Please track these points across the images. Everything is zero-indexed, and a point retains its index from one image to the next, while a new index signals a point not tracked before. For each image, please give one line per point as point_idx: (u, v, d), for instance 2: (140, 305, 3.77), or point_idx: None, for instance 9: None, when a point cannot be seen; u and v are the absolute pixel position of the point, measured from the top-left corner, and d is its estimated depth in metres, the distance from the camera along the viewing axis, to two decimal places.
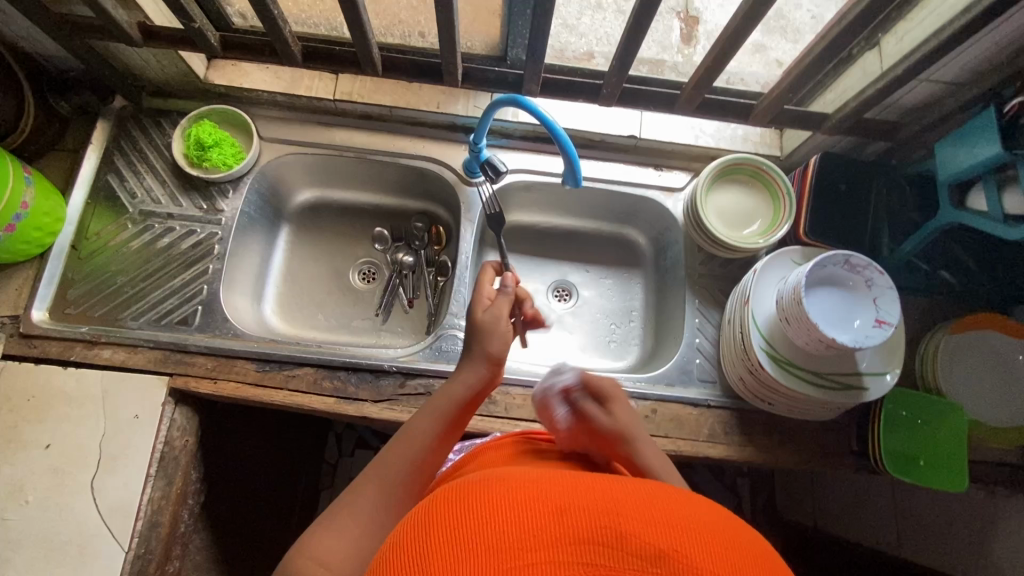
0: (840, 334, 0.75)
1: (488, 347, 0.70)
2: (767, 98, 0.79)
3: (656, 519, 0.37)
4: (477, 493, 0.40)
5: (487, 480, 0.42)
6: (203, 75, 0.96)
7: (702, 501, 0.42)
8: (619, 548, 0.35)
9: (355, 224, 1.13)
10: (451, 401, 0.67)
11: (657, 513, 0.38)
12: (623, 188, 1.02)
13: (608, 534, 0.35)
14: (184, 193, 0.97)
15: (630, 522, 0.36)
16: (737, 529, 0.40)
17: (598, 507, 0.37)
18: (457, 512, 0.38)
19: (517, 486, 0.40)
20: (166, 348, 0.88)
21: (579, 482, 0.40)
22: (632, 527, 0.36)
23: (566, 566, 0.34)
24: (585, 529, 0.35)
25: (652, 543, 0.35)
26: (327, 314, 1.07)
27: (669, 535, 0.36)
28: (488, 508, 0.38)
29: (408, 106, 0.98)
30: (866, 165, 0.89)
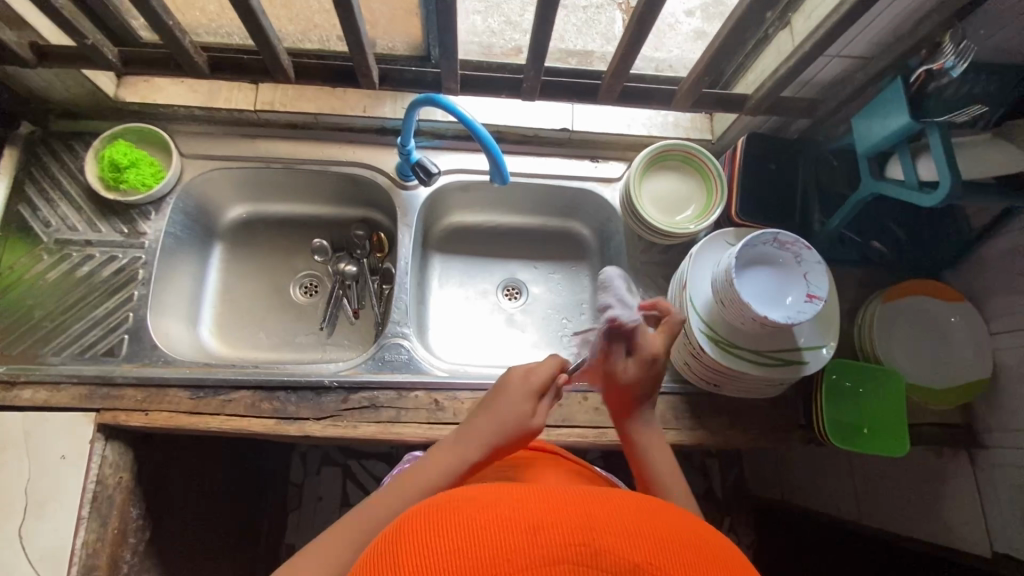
0: (773, 312, 0.75)
1: (492, 435, 0.63)
2: (687, 80, 0.79)
3: (631, 530, 0.36)
4: (443, 518, 0.37)
5: (450, 500, 0.40)
6: (113, 94, 0.92)
7: (669, 504, 0.42)
8: (593, 566, 0.34)
9: (293, 237, 1.10)
10: (435, 476, 0.60)
11: (630, 522, 0.37)
12: (559, 182, 1.02)
13: (583, 551, 0.34)
14: (103, 218, 0.92)
15: (606, 535, 0.36)
16: (703, 528, 0.41)
17: (571, 520, 0.36)
18: (429, 536, 0.36)
19: (486, 505, 0.38)
20: (91, 383, 0.83)
21: (552, 493, 0.39)
22: (608, 542, 0.35)
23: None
24: (562, 547, 0.34)
25: (626, 557, 0.34)
26: (269, 332, 1.04)
27: (643, 546, 0.35)
28: (458, 535, 0.36)
29: (334, 112, 0.96)
30: (791, 143, 0.92)
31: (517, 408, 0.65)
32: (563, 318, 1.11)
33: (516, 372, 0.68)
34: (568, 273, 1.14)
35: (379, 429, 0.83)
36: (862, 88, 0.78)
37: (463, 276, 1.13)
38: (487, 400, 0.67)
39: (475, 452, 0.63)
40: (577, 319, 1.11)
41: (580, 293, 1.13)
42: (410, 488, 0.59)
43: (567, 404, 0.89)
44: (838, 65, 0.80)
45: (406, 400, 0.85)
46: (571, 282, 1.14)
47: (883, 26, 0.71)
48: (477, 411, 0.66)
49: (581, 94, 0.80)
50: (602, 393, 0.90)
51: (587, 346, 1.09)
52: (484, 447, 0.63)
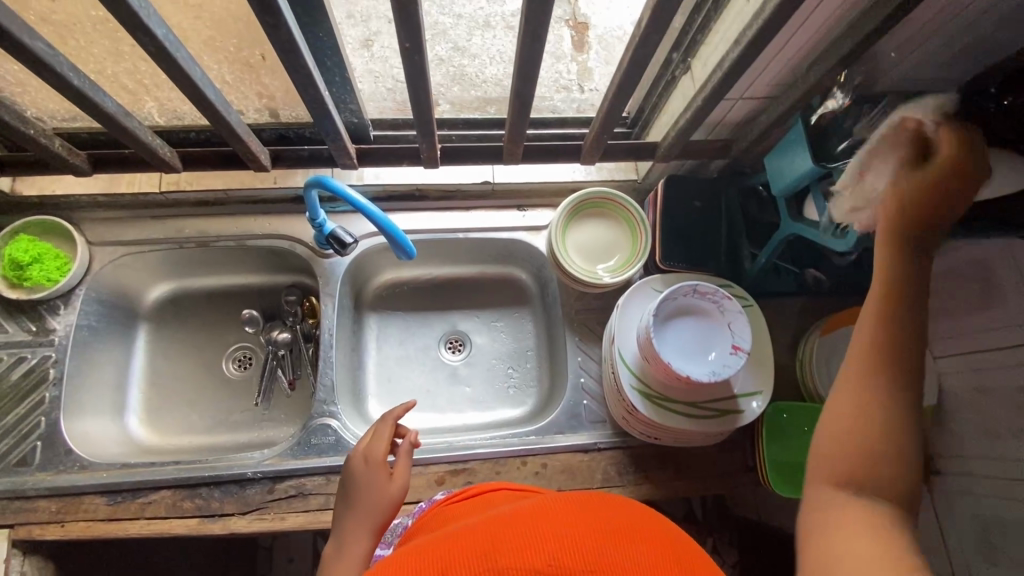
0: (697, 369, 0.73)
1: (371, 513, 0.67)
2: (590, 135, 0.76)
3: (530, 543, 0.42)
4: None
5: (377, 568, 0.46)
6: (9, 189, 0.90)
7: (574, 505, 0.49)
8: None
9: (223, 310, 1.06)
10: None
11: (528, 537, 0.43)
12: (485, 235, 0.99)
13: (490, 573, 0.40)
14: (11, 319, 0.89)
15: (506, 554, 0.42)
16: (607, 520, 0.47)
17: (480, 549, 0.43)
18: None
19: (412, 560, 0.44)
20: (3, 498, 0.80)
21: (461, 539, 0.45)
22: (508, 558, 0.41)
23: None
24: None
25: (527, 566, 0.40)
26: (201, 413, 1.01)
27: (542, 553, 0.41)
28: None
29: (243, 187, 0.93)
30: (714, 181, 0.90)
31: (383, 486, 0.71)
32: (508, 368, 1.08)
33: (358, 458, 0.73)
34: (510, 320, 1.11)
35: (306, 519, 0.80)
36: (769, 129, 0.75)
37: (403, 332, 1.09)
38: (346, 502, 0.70)
39: (360, 542, 0.64)
40: (522, 367, 1.08)
41: (524, 340, 1.10)
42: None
43: (505, 470, 0.86)
44: (744, 105, 0.77)
45: (335, 484, 0.82)
46: (514, 329, 1.11)
47: (777, 71, 0.69)
48: (347, 506, 0.70)
49: None
50: (541, 455, 0.87)
51: (534, 396, 1.06)
52: (368, 531, 0.66)
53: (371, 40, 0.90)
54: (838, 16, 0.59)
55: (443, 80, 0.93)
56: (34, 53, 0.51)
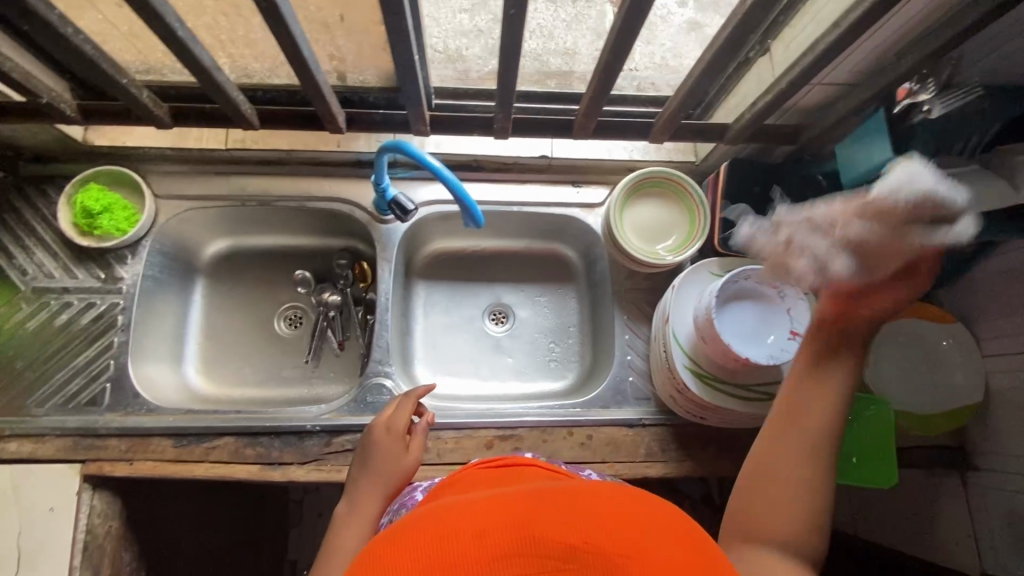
0: (755, 352, 0.74)
1: (386, 479, 0.73)
2: (664, 114, 0.76)
3: (569, 518, 0.40)
4: (399, 539, 0.41)
5: (407, 522, 0.44)
6: (82, 138, 0.91)
7: (615, 486, 0.45)
8: (534, 553, 0.38)
9: (275, 269, 1.08)
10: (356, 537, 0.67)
11: (567, 512, 0.40)
12: (540, 210, 0.99)
13: (524, 543, 0.38)
14: (80, 264, 0.92)
15: (542, 526, 0.39)
16: (646, 503, 0.44)
17: (514, 517, 0.40)
18: (382, 556, 0.40)
19: (438, 519, 0.42)
20: (75, 434, 0.84)
21: (497, 503, 0.43)
22: (544, 530, 0.39)
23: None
24: (503, 544, 0.38)
25: (562, 540, 0.38)
26: (254, 367, 1.04)
27: (579, 529, 0.39)
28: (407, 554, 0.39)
29: (308, 148, 0.95)
30: (775, 165, 0.88)
31: (399, 459, 0.76)
32: (550, 342, 1.10)
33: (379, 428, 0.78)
34: (554, 296, 1.12)
35: None
36: (846, 117, 0.75)
37: (448, 302, 1.11)
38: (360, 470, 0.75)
39: (374, 503, 0.71)
40: (564, 343, 1.10)
41: (567, 316, 1.11)
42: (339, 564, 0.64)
43: (551, 439, 0.88)
44: (819, 91, 0.76)
45: None
46: (558, 305, 1.12)
47: (865, 56, 0.68)
48: (362, 467, 0.75)
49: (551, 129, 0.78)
50: (587, 427, 0.90)
51: (575, 370, 1.08)
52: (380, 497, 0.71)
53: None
54: (942, 3, 0.58)
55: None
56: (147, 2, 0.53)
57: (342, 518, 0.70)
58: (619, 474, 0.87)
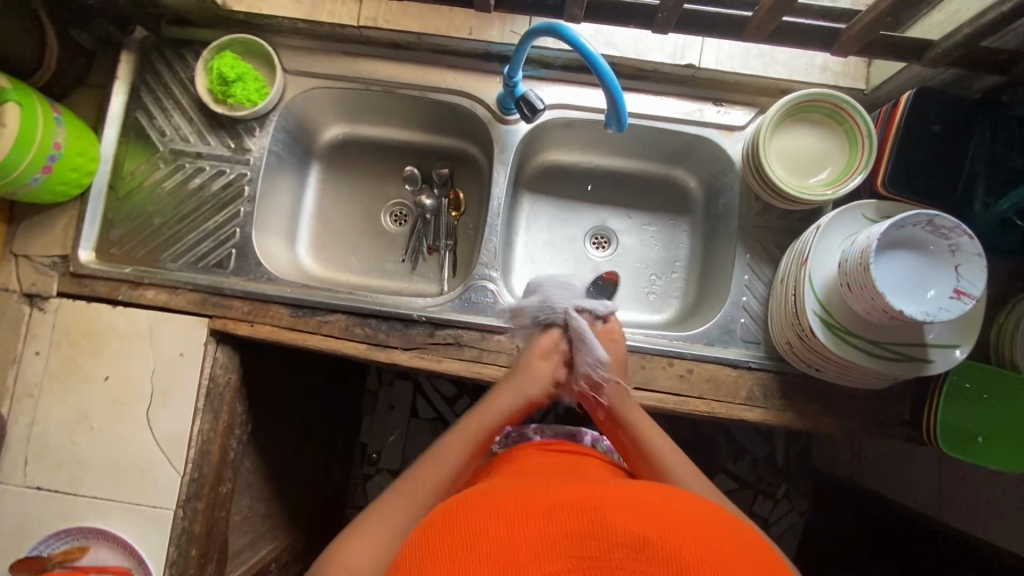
0: (909, 306, 0.67)
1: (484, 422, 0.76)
2: (860, 23, 0.65)
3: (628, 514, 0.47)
4: (469, 518, 0.49)
5: (473, 503, 0.52)
6: (220, 1, 0.90)
7: (656, 487, 0.53)
8: (589, 521, 0.46)
9: (385, 162, 1.08)
10: (478, 426, 0.75)
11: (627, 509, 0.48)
12: (672, 127, 0.91)
13: (578, 510, 0.47)
14: (212, 132, 0.94)
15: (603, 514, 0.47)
16: (683, 499, 0.52)
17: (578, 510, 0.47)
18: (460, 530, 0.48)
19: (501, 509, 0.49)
20: (204, 291, 0.89)
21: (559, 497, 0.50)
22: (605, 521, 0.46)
23: (548, 535, 0.45)
24: (568, 527, 0.46)
25: (617, 521, 0.46)
26: (359, 256, 1.06)
27: (630, 514, 0.47)
28: (481, 525, 0.48)
29: (438, 33, 0.90)
30: (969, 104, 0.76)
31: (538, 369, 0.81)
32: (652, 274, 1.05)
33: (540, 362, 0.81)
34: (663, 226, 1.06)
35: (461, 367, 0.85)
36: None
37: (552, 219, 1.08)
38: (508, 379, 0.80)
39: (505, 403, 0.78)
40: (667, 277, 1.04)
41: (673, 250, 1.05)
42: (459, 443, 0.72)
43: (650, 366, 0.86)
44: None
45: (489, 342, 0.86)
46: (667, 237, 1.06)
47: None
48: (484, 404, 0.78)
49: (722, 28, 0.69)
50: (688, 360, 0.86)
51: (674, 307, 1.02)
52: (517, 404, 0.78)
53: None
54: None
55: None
56: None
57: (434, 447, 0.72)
58: (716, 412, 0.84)
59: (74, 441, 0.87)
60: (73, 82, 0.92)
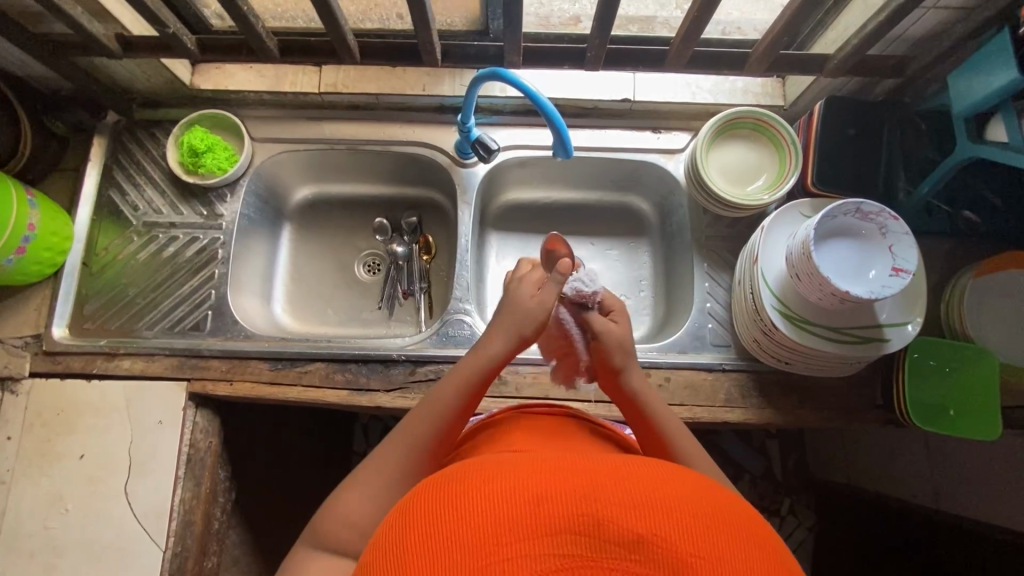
0: (854, 287, 0.71)
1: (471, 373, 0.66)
2: (762, 44, 0.75)
3: (637, 502, 0.36)
4: (447, 494, 0.39)
5: (456, 474, 0.42)
6: (189, 81, 0.97)
7: (681, 468, 0.42)
8: (596, 536, 0.34)
9: (355, 217, 1.13)
10: (474, 369, 0.66)
11: (638, 494, 0.37)
12: (618, 155, 0.99)
13: (585, 522, 0.35)
14: (185, 202, 0.98)
15: (606, 504, 0.36)
16: (718, 496, 0.40)
17: (576, 491, 0.37)
18: (433, 508, 0.38)
19: (485, 484, 0.39)
20: (182, 354, 0.90)
21: (559, 468, 0.39)
22: (610, 510, 0.35)
23: (543, 557, 0.34)
24: (563, 518, 0.35)
25: (631, 529, 0.34)
26: (335, 308, 1.08)
27: (651, 518, 0.35)
28: (457, 507, 0.37)
29: (395, 92, 0.97)
30: (875, 106, 0.86)
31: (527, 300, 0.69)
32: (621, 295, 1.09)
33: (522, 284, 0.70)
34: (625, 249, 1.11)
35: None
36: (961, 42, 0.72)
37: (520, 253, 1.12)
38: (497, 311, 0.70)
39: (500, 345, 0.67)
40: (635, 296, 1.08)
41: (637, 270, 1.10)
42: (453, 389, 0.65)
43: None
44: (931, 17, 0.73)
45: None
46: (629, 258, 1.11)
47: None
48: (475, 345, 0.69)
49: (644, 62, 0.80)
50: (665, 369, 0.89)
51: (647, 323, 1.06)
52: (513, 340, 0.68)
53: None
54: None
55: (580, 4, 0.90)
56: None
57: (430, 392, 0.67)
58: (699, 417, 0.86)
59: (47, 526, 0.83)
60: (46, 168, 0.95)
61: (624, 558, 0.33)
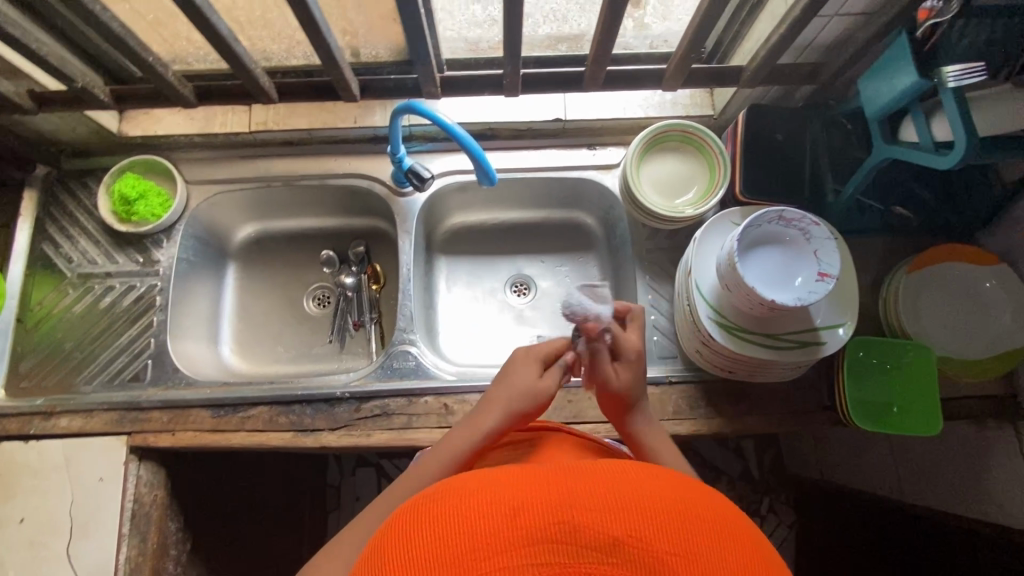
0: (782, 296, 0.72)
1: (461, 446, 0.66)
2: (676, 58, 0.76)
3: (610, 504, 0.37)
4: (426, 515, 0.39)
5: (436, 493, 0.42)
6: (117, 130, 0.97)
7: (657, 468, 0.43)
8: (574, 543, 0.35)
9: (302, 251, 1.11)
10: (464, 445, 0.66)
11: (612, 496, 0.38)
12: (557, 173, 0.99)
13: (562, 530, 0.35)
14: (120, 250, 0.97)
15: (582, 510, 0.36)
16: (693, 489, 0.41)
17: (552, 498, 0.37)
18: (414, 532, 0.38)
19: (464, 499, 0.39)
20: (121, 408, 0.88)
21: (534, 478, 0.40)
22: (586, 516, 0.36)
23: (520, 568, 0.34)
24: (541, 529, 0.36)
25: (605, 532, 0.35)
26: (286, 345, 1.07)
27: (624, 519, 0.36)
28: (437, 526, 0.38)
29: (326, 126, 0.98)
30: (796, 111, 0.87)
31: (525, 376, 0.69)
32: None
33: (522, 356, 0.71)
34: (575, 265, 1.11)
35: (390, 436, 0.84)
36: (866, 48, 0.73)
37: (469, 277, 1.11)
38: (500, 374, 0.71)
39: (492, 418, 0.67)
40: None
41: (588, 284, 1.10)
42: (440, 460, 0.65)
43: (576, 398, 0.88)
44: (837, 24, 0.75)
45: (417, 406, 0.86)
46: (580, 274, 1.11)
47: None
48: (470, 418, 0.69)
49: (564, 83, 0.80)
50: None
51: None
52: (503, 413, 0.67)
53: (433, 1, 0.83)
54: None
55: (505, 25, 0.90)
56: None
57: (417, 465, 0.66)
58: None
59: None
60: None
61: (600, 562, 0.34)
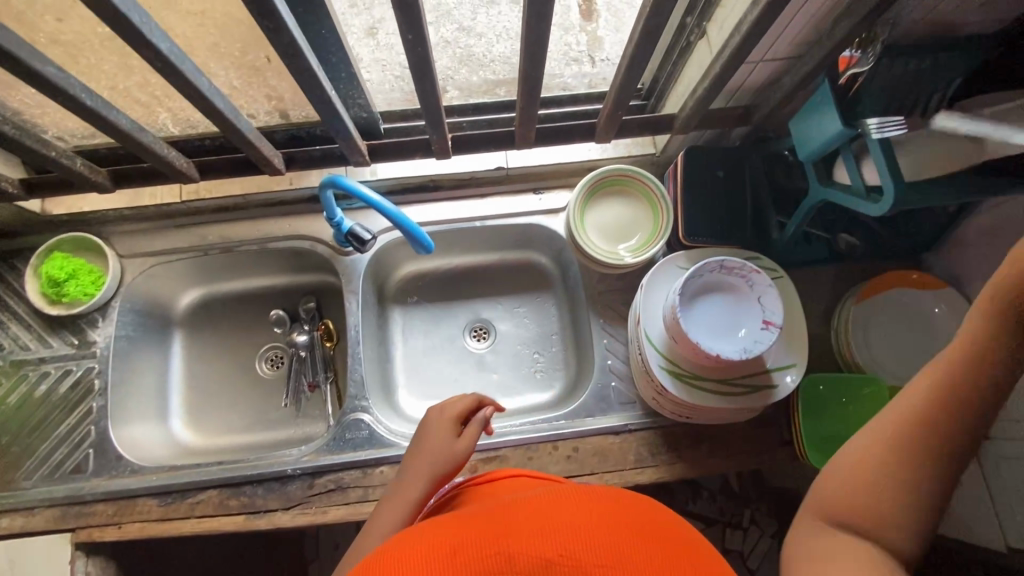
0: (727, 348, 0.71)
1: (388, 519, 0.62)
2: (605, 111, 0.75)
3: (542, 532, 0.41)
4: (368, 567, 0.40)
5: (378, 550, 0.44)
6: (39, 210, 0.93)
7: (585, 491, 0.49)
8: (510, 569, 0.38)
9: (250, 311, 1.07)
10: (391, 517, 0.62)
11: (543, 524, 0.42)
12: (504, 219, 0.97)
13: (497, 559, 0.39)
14: (53, 333, 0.93)
15: (516, 540, 0.40)
16: (615, 510, 0.47)
17: (489, 535, 0.41)
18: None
19: (405, 549, 0.41)
20: (63, 504, 0.85)
21: (471, 524, 0.44)
22: (519, 543, 0.40)
23: None
24: (479, 561, 0.39)
25: (540, 555, 0.39)
26: (239, 412, 1.03)
27: (555, 543, 0.40)
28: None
29: (261, 189, 0.95)
30: (734, 150, 0.87)
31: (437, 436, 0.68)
32: (534, 352, 1.06)
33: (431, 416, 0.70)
34: (532, 306, 1.09)
35: (346, 512, 0.82)
36: (791, 93, 0.73)
37: (426, 326, 1.09)
38: (419, 442, 0.69)
39: (418, 485, 0.65)
40: (548, 351, 1.06)
41: (547, 325, 1.08)
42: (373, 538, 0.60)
43: (536, 455, 0.86)
44: (763, 69, 0.74)
45: (372, 477, 0.84)
46: (538, 314, 1.08)
47: (800, 30, 0.66)
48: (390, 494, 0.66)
49: None
50: (571, 440, 0.87)
51: (561, 380, 1.04)
52: (428, 479, 0.65)
53: (377, 26, 0.85)
54: None
55: (450, 62, 0.88)
56: (46, 78, 0.55)
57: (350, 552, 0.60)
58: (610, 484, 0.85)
59: None
60: None
61: None
